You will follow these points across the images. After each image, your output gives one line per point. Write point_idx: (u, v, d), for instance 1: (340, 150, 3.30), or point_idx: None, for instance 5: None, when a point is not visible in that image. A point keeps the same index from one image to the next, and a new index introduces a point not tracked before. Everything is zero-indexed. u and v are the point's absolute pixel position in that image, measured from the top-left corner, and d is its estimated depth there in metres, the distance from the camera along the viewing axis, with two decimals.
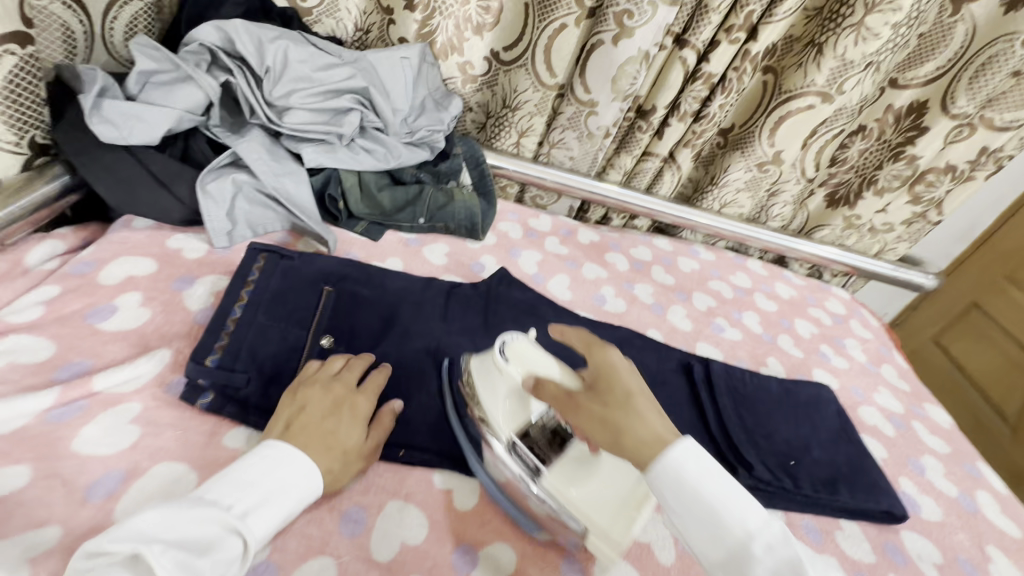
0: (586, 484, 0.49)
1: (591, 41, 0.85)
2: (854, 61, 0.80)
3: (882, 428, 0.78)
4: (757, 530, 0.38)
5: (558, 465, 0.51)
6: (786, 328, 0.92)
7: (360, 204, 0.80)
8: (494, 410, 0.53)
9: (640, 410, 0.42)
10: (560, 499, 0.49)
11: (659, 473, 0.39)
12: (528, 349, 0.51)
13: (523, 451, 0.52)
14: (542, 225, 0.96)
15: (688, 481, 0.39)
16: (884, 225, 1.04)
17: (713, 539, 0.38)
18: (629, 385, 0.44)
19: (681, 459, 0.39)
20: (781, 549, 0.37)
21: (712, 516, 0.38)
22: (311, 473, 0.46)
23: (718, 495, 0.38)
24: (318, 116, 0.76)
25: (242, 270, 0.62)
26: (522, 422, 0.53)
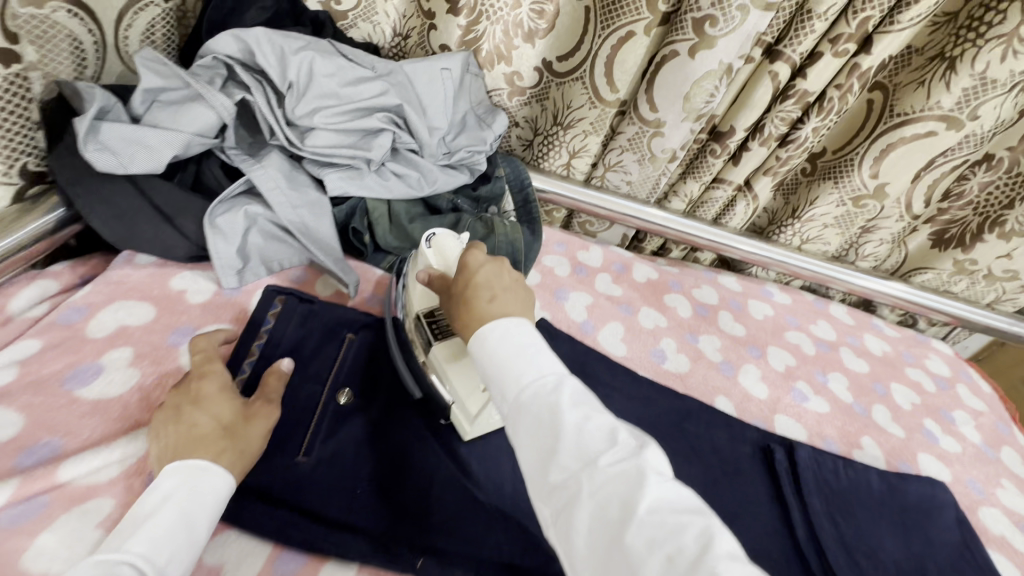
0: (463, 363, 0.50)
1: (663, 52, 0.73)
2: (997, 81, 0.66)
3: (1011, 540, 0.63)
4: (531, 382, 0.39)
5: (449, 342, 0.51)
6: (881, 396, 0.77)
7: (387, 236, 0.70)
8: (413, 289, 0.55)
9: (480, 296, 0.45)
10: (437, 369, 0.51)
11: (473, 340, 0.43)
12: (447, 243, 0.54)
13: (422, 326, 0.52)
14: (592, 259, 0.84)
15: (487, 343, 0.42)
16: (1004, 272, 0.87)
17: (498, 389, 0.40)
18: (489, 279, 0.47)
19: (489, 326, 0.43)
20: (547, 396, 0.38)
21: (500, 370, 0.40)
22: (198, 468, 0.42)
23: (506, 351, 0.41)
24: (345, 138, 0.67)
25: (257, 317, 0.56)
26: (430, 303, 0.54)
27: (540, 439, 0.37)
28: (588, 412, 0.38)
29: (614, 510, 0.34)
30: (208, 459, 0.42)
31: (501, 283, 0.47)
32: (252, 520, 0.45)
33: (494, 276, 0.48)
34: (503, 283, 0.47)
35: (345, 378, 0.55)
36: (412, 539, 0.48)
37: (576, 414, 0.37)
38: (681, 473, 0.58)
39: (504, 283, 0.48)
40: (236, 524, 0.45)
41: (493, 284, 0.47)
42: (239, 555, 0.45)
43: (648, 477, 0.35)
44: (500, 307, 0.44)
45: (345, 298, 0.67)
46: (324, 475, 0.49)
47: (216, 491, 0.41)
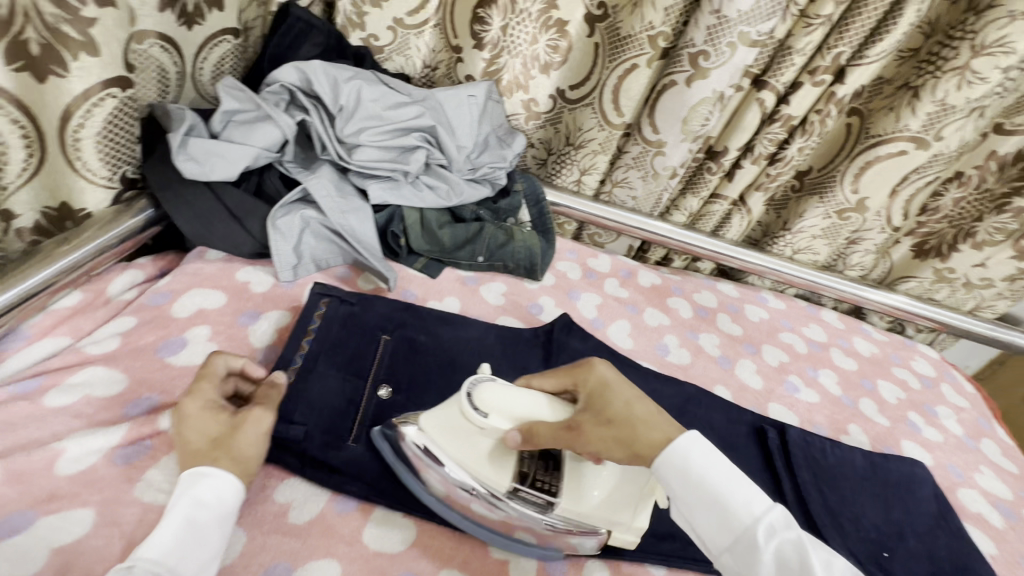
0: (596, 493, 0.50)
1: (663, 82, 0.83)
2: (957, 106, 0.75)
3: (987, 517, 0.69)
4: (761, 516, 0.40)
5: (565, 489, 0.50)
6: (868, 391, 0.84)
7: (420, 240, 0.80)
8: (481, 469, 0.50)
9: (646, 418, 0.45)
10: (579, 518, 0.50)
11: (666, 464, 0.43)
12: (496, 391, 0.49)
13: (528, 493, 0.50)
14: (601, 265, 0.93)
15: (690, 465, 0.42)
16: (981, 280, 0.95)
17: (721, 525, 0.40)
18: (626, 397, 0.47)
19: (688, 444, 0.43)
20: (786, 533, 0.39)
21: (718, 501, 0.40)
22: (201, 477, 0.44)
23: (719, 477, 0.41)
24: (386, 154, 0.77)
25: (304, 317, 0.63)
26: (513, 465, 0.50)
27: None
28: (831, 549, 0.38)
29: None
30: (208, 465, 0.44)
31: (635, 393, 0.48)
32: (309, 474, 0.52)
33: (620, 392, 0.48)
34: (634, 393, 0.48)
35: (385, 375, 0.61)
36: None
37: (823, 553, 0.38)
38: None
39: (635, 397, 0.47)
40: (298, 474, 0.53)
41: (631, 403, 0.46)
42: (300, 500, 0.52)
43: None
44: (669, 424, 0.45)
45: (384, 293, 0.75)
46: (373, 450, 0.55)
47: (222, 496, 0.44)
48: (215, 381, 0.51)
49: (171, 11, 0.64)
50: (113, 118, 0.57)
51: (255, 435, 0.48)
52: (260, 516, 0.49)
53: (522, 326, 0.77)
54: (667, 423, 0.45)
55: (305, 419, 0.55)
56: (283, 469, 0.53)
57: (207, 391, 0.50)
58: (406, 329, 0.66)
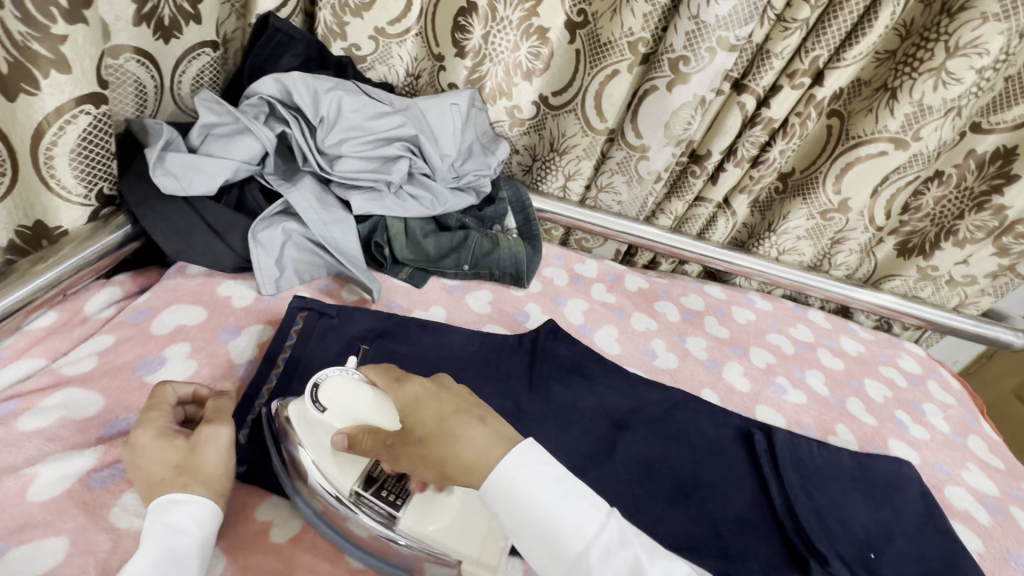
0: (437, 515, 0.48)
1: (644, 87, 0.83)
2: (934, 107, 0.76)
3: (975, 514, 0.69)
4: (594, 539, 0.38)
5: (411, 503, 0.49)
6: (855, 390, 0.84)
7: (405, 250, 0.80)
8: (327, 469, 0.49)
9: (462, 433, 0.42)
10: (418, 538, 0.48)
11: (493, 489, 0.40)
12: (336, 393, 0.49)
13: (370, 502, 0.49)
14: (588, 271, 0.93)
15: (520, 490, 0.39)
16: (964, 277, 0.95)
17: (549, 551, 0.38)
18: (445, 407, 0.45)
19: (515, 464, 0.40)
20: (618, 554, 0.38)
21: (548, 527, 0.38)
22: (175, 504, 0.43)
23: (549, 496, 0.39)
24: (368, 164, 0.77)
25: (281, 332, 0.63)
26: (361, 469, 0.50)
27: None
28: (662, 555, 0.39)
29: None
30: (180, 492, 0.44)
31: (463, 402, 0.46)
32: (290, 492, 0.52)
33: (451, 401, 0.46)
34: (463, 402, 0.45)
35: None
36: None
37: (656, 562, 0.39)
38: (670, 453, 0.65)
39: (464, 404, 0.45)
40: (279, 491, 0.52)
41: (458, 409, 0.45)
42: (280, 518, 0.51)
43: None
44: (497, 434, 0.42)
45: (368, 304, 0.74)
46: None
47: (199, 521, 0.43)
48: (165, 409, 0.50)
49: (148, 25, 0.63)
50: (87, 134, 0.55)
51: (218, 452, 0.48)
52: (240, 535, 0.49)
53: (508, 333, 0.76)
54: (499, 434, 0.43)
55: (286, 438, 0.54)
56: (264, 488, 0.52)
57: (160, 419, 0.49)
58: (386, 339, 0.67)
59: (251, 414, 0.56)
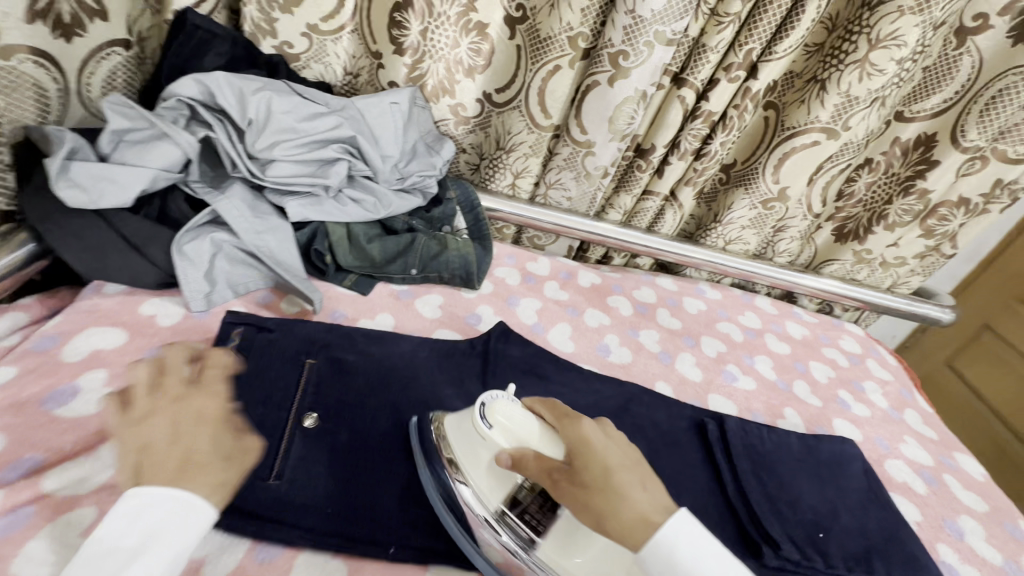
0: (583, 552, 0.48)
1: (586, 82, 0.83)
2: (860, 97, 0.79)
3: (912, 485, 0.72)
4: None
5: (554, 536, 0.49)
6: (801, 372, 0.88)
7: (348, 256, 0.76)
8: (479, 481, 0.51)
9: (626, 490, 0.43)
10: (557, 569, 0.48)
11: (649, 550, 0.39)
12: (510, 412, 0.50)
13: (515, 524, 0.49)
14: (541, 269, 0.92)
15: (679, 557, 0.38)
16: (896, 258, 1.00)
17: None
18: (608, 460, 0.45)
19: (671, 529, 0.39)
20: None
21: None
22: (183, 505, 0.38)
23: (708, 572, 0.38)
24: (303, 168, 0.73)
25: (215, 352, 0.59)
26: (508, 489, 0.51)
27: None
28: None
29: None
30: (180, 492, 0.38)
31: (631, 460, 0.46)
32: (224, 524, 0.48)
33: (617, 454, 0.46)
34: (632, 458, 0.46)
35: (308, 405, 0.57)
36: (385, 531, 0.52)
37: None
38: None
39: (630, 459, 0.46)
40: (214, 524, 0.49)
41: (626, 464, 0.45)
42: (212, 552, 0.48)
43: None
44: (660, 499, 0.42)
45: (309, 315, 0.71)
46: (297, 493, 0.51)
47: (192, 525, 0.39)
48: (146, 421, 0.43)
49: (43, 22, 0.57)
50: None
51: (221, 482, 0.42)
52: None
53: (459, 338, 0.74)
54: (659, 498, 0.43)
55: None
56: None
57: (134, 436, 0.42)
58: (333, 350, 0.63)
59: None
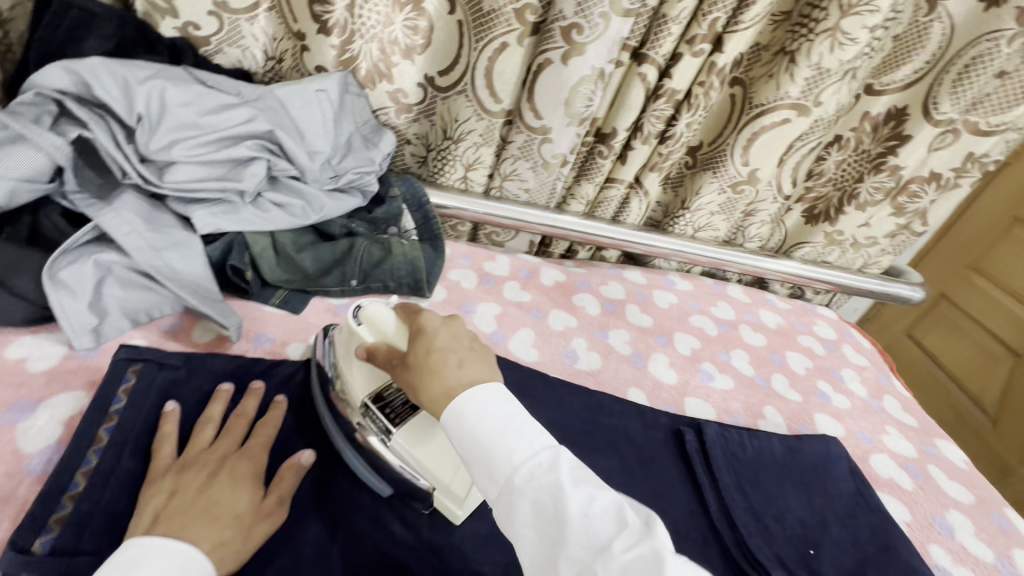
0: (431, 442, 0.51)
1: (537, 60, 0.74)
2: (831, 70, 0.73)
3: (899, 481, 0.68)
4: (523, 463, 0.38)
5: (409, 427, 0.51)
6: (778, 365, 0.83)
7: (275, 270, 0.67)
8: (351, 377, 0.54)
9: (440, 367, 0.45)
10: (405, 457, 0.51)
11: (448, 416, 0.42)
12: (378, 312, 0.53)
13: (374, 414, 0.51)
14: (499, 268, 0.84)
15: (464, 417, 0.41)
16: (867, 239, 0.96)
17: (487, 475, 0.39)
18: (436, 342, 0.48)
19: (464, 395, 0.42)
20: (544, 478, 0.38)
21: (484, 452, 0.39)
22: (192, 559, 0.40)
23: (486, 426, 0.40)
24: (212, 170, 0.62)
25: (104, 394, 0.49)
26: (377, 386, 0.53)
27: (544, 524, 0.37)
28: (593, 484, 0.37)
29: None
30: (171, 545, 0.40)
31: (463, 344, 0.48)
32: None
33: (446, 338, 0.48)
34: (464, 345, 0.48)
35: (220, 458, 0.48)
36: None
37: (580, 494, 0.36)
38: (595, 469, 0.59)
39: (460, 342, 0.48)
40: None
41: (451, 345, 0.47)
42: None
43: (666, 561, 0.33)
44: (471, 374, 0.44)
45: (227, 344, 0.61)
46: None
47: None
48: None
49: None
50: None
51: None
52: None
53: None
54: (471, 373, 0.44)
55: (99, 544, 0.42)
56: None
57: None
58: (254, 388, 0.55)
59: (55, 514, 0.43)
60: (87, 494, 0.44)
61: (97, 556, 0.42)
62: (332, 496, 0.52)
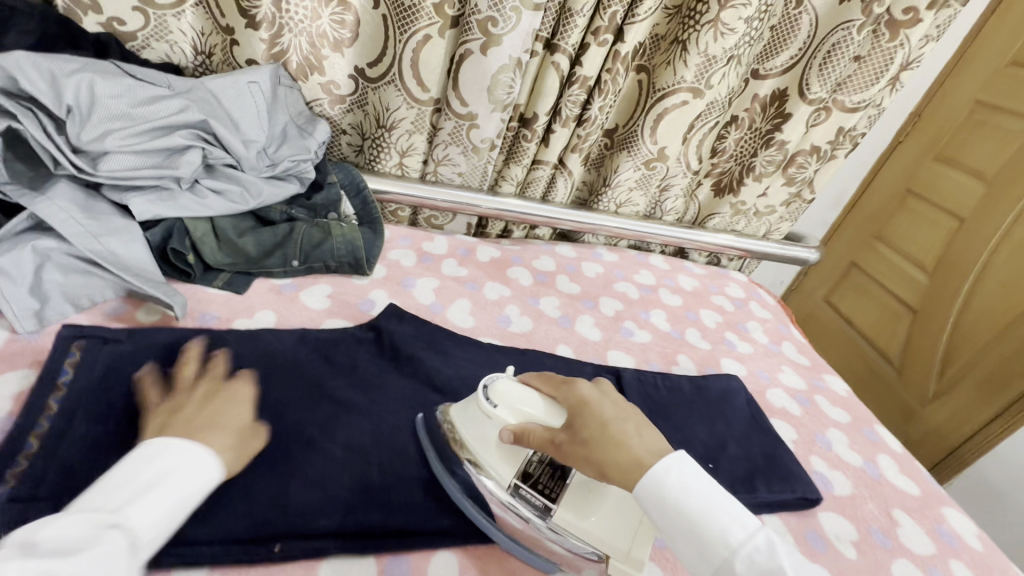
0: (598, 510, 0.50)
1: (459, 51, 0.81)
2: (717, 56, 0.83)
3: (789, 409, 0.80)
4: (739, 544, 0.40)
5: (567, 500, 0.51)
6: (692, 321, 0.93)
7: (217, 254, 0.70)
8: (491, 461, 0.52)
9: (626, 440, 0.46)
10: (576, 531, 0.50)
11: (642, 489, 0.43)
12: (512, 389, 0.51)
13: (530, 495, 0.51)
14: (437, 248, 0.90)
15: (666, 492, 0.42)
16: (766, 208, 1.09)
17: (701, 553, 0.41)
18: (603, 415, 0.48)
19: (664, 468, 0.43)
20: (762, 558, 0.40)
21: (699, 532, 0.41)
22: (204, 457, 0.42)
23: (700, 505, 0.42)
24: (147, 159, 0.65)
25: (49, 368, 0.52)
26: (520, 464, 0.52)
27: None
28: (804, 564, 0.40)
29: None
30: (180, 443, 0.41)
31: (625, 412, 0.49)
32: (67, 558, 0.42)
33: (611, 409, 0.49)
34: (626, 410, 0.50)
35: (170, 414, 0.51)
36: (267, 532, 0.48)
37: (800, 573, 0.40)
38: None
39: (623, 411, 0.49)
40: None
41: (620, 416, 0.48)
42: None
43: None
44: (653, 443, 0.46)
45: (173, 322, 0.64)
46: None
47: (201, 474, 0.41)
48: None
49: None
50: None
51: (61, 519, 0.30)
52: None
53: (348, 326, 0.71)
54: (653, 443, 0.46)
55: (53, 492, 0.44)
56: None
57: None
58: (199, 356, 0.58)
59: (11, 469, 0.44)
60: (42, 452, 0.46)
61: (53, 501, 0.43)
62: (285, 447, 0.54)
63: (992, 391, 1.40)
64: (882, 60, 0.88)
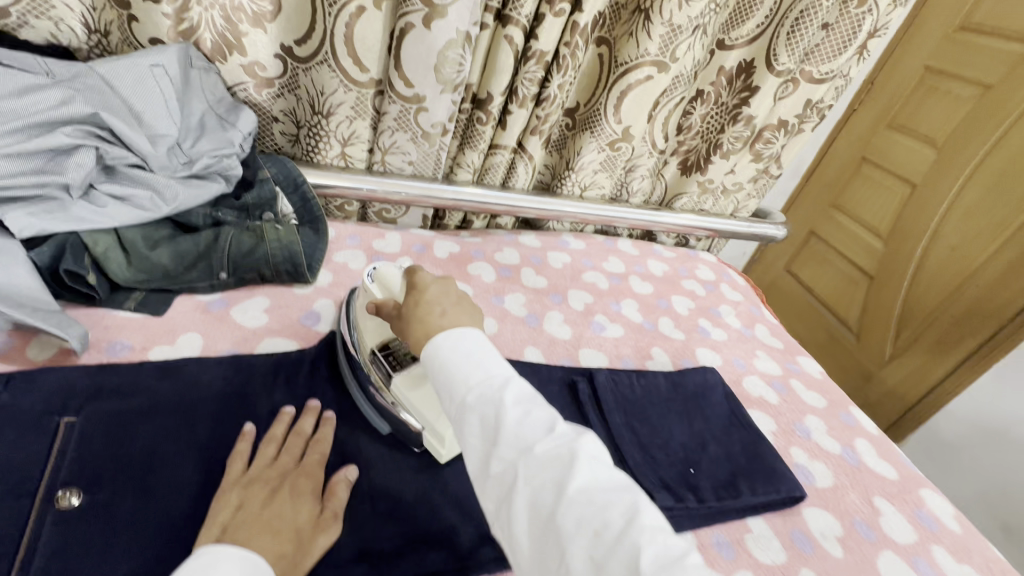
0: (425, 388, 0.54)
1: (399, 25, 0.72)
2: (682, 26, 0.78)
3: (766, 398, 0.77)
4: (476, 385, 0.41)
5: (408, 373, 0.55)
6: (664, 309, 0.89)
7: (126, 271, 0.60)
8: (366, 328, 0.59)
9: (430, 311, 0.48)
10: (400, 399, 0.55)
11: (424, 352, 0.45)
12: (391, 275, 0.59)
13: (380, 361, 0.56)
14: (390, 245, 0.82)
15: (439, 348, 0.44)
16: (734, 185, 1.05)
17: (446, 395, 0.42)
18: (432, 293, 0.51)
19: (443, 333, 0.45)
20: (495, 397, 0.41)
21: (447, 375, 0.42)
22: (263, 568, 0.40)
23: (458, 358, 0.43)
24: (26, 162, 0.55)
25: None
26: (384, 336, 0.58)
27: (486, 436, 0.39)
28: (533, 405, 0.41)
29: (549, 494, 0.37)
30: (244, 552, 0.40)
31: (450, 298, 0.50)
32: None
33: (436, 291, 0.51)
34: (451, 297, 0.50)
35: (65, 479, 0.44)
36: None
37: (521, 413, 0.40)
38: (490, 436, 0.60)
39: (449, 296, 0.51)
40: None
41: (440, 296, 0.50)
42: None
43: (580, 471, 0.37)
44: (452, 321, 0.47)
45: (74, 358, 0.55)
46: None
47: None
48: None
49: None
50: None
51: None
52: None
53: (291, 346, 0.63)
54: (454, 320, 0.47)
55: None
56: None
57: None
58: (108, 398, 0.50)
59: None
60: None
61: None
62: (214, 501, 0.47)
63: (944, 351, 1.42)
64: (850, 27, 0.84)
